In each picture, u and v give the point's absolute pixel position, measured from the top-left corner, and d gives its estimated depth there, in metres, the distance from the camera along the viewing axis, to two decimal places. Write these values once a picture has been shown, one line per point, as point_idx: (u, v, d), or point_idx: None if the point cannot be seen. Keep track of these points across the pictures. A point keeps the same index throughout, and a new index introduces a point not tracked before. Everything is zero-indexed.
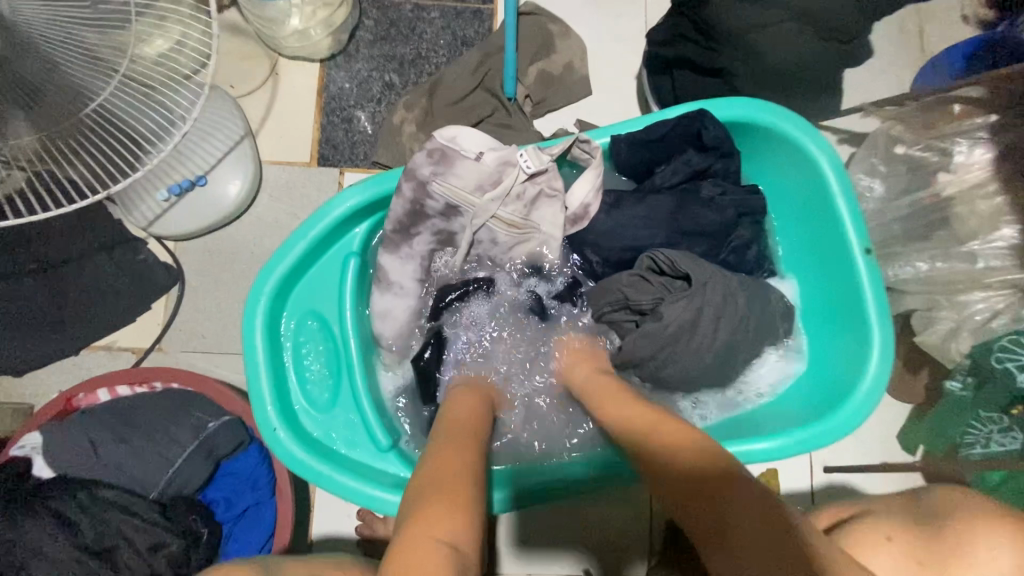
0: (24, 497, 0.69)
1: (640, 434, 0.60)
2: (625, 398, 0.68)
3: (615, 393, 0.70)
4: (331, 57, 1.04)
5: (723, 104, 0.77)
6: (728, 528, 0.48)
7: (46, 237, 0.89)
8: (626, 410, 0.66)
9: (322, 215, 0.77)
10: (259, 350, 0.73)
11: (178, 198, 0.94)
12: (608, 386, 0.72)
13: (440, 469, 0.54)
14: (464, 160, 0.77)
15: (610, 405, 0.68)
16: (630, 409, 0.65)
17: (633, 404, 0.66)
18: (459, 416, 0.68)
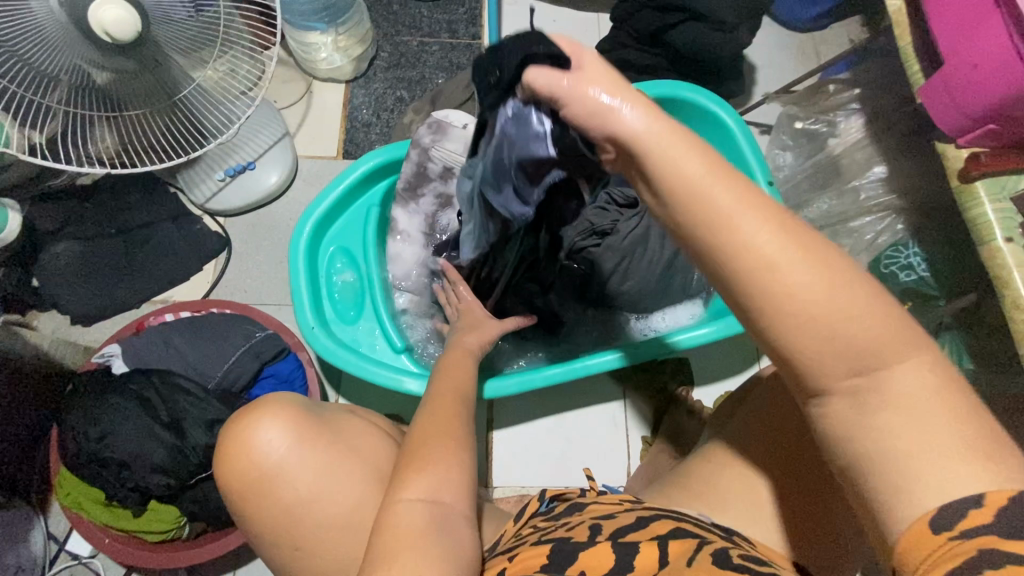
0: (108, 385, 0.85)
1: (780, 262, 0.39)
2: (694, 158, 0.40)
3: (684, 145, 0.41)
4: (354, 79, 1.32)
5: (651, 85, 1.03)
6: (893, 403, 0.40)
7: (124, 208, 1.11)
8: (753, 222, 0.39)
9: (349, 172, 0.99)
10: (301, 276, 0.93)
11: (232, 178, 1.16)
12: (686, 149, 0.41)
13: (425, 442, 0.63)
14: (455, 130, 1.00)
15: (707, 207, 0.40)
16: (766, 228, 0.39)
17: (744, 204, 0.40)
18: (455, 380, 0.75)
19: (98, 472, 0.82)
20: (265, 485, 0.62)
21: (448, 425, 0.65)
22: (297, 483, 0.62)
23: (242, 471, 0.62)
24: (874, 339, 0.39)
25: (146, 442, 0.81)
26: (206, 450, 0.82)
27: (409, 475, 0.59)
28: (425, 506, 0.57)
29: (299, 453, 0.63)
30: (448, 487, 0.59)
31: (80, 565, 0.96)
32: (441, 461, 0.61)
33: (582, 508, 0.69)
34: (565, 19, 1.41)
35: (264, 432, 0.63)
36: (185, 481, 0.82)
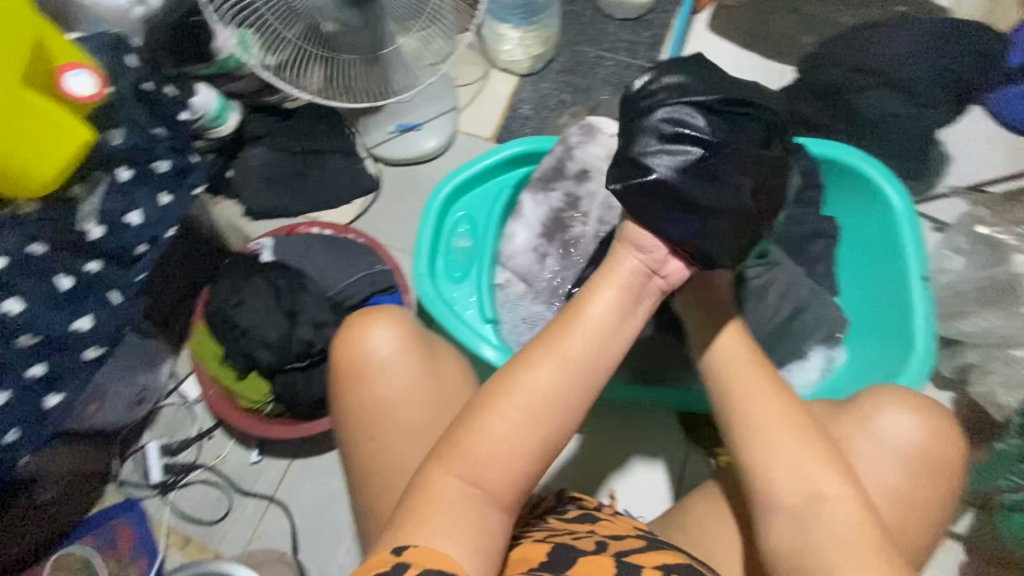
0: (253, 266, 1.01)
1: (741, 384, 0.62)
2: (725, 331, 0.66)
3: (720, 316, 0.68)
4: (528, 75, 1.42)
5: (819, 142, 0.97)
6: (834, 527, 0.55)
7: (310, 133, 1.29)
8: (749, 377, 0.62)
9: (496, 151, 1.07)
10: (427, 227, 1.03)
11: (399, 133, 1.32)
12: (717, 313, 0.69)
13: (503, 397, 0.59)
14: (604, 137, 1.03)
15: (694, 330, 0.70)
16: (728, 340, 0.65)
17: (750, 363, 0.63)
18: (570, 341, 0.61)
19: (225, 333, 0.98)
20: (363, 379, 0.71)
21: (535, 403, 0.58)
22: (391, 387, 0.71)
23: (349, 359, 0.72)
24: (816, 471, 0.57)
25: (265, 321, 0.95)
26: (307, 345, 0.95)
27: (459, 448, 0.57)
28: (464, 486, 0.56)
29: (401, 359, 0.72)
30: (496, 472, 0.57)
31: (184, 406, 1.14)
32: (502, 431, 0.58)
33: (594, 519, 0.69)
34: (747, 63, 1.38)
35: (370, 332, 0.72)
36: (283, 363, 0.95)
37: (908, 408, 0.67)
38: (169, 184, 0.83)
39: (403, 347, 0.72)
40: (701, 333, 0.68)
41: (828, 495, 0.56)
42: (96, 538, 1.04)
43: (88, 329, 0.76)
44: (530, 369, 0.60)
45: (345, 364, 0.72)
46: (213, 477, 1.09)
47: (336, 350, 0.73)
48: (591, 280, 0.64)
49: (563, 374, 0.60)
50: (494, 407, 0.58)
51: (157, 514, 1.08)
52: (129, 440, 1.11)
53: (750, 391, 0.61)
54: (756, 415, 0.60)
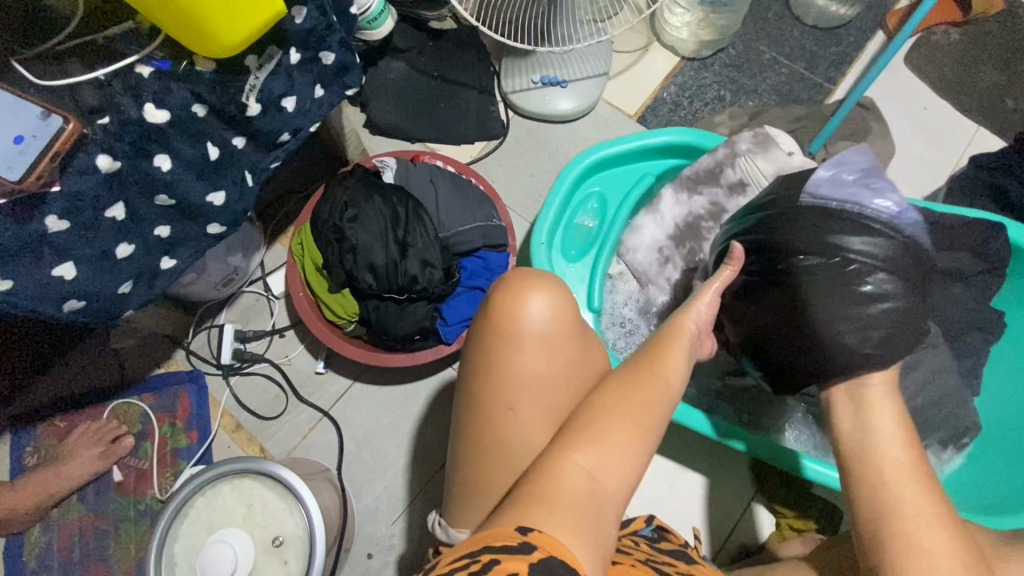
0: (374, 184, 0.97)
1: (904, 495, 0.59)
2: (897, 446, 0.62)
3: (891, 424, 0.63)
4: (690, 59, 1.30)
5: (1022, 229, 0.85)
6: None
7: (454, 62, 1.23)
8: (919, 505, 0.58)
9: (650, 135, 0.99)
10: (558, 196, 0.96)
11: (542, 86, 1.23)
12: (886, 419, 0.64)
13: (616, 401, 0.63)
14: (776, 152, 0.93)
15: (853, 419, 0.66)
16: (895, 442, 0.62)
17: (919, 486, 0.59)
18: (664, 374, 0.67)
19: (331, 242, 0.95)
20: (516, 347, 0.66)
21: (645, 416, 0.62)
22: (539, 356, 0.67)
23: (507, 312, 0.67)
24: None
25: (375, 244, 0.92)
26: (409, 280, 0.91)
27: (586, 443, 0.58)
28: (588, 480, 0.56)
29: (557, 333, 0.67)
30: (612, 473, 0.57)
31: (264, 298, 1.13)
32: (620, 433, 0.60)
33: (688, 559, 0.68)
34: (937, 111, 1.23)
35: (535, 298, 0.67)
36: (381, 291, 0.92)
37: None
38: (326, 78, 0.77)
39: (562, 328, 0.68)
40: (868, 436, 0.63)
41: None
42: (156, 398, 1.09)
43: (219, 204, 0.73)
44: (636, 385, 0.65)
45: (502, 325, 0.67)
46: (275, 375, 1.09)
47: (495, 305, 0.68)
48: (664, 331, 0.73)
49: (657, 393, 0.65)
50: (614, 416, 0.61)
51: (216, 393, 1.10)
52: (207, 315, 1.12)
53: (916, 517, 0.57)
54: (920, 545, 0.56)
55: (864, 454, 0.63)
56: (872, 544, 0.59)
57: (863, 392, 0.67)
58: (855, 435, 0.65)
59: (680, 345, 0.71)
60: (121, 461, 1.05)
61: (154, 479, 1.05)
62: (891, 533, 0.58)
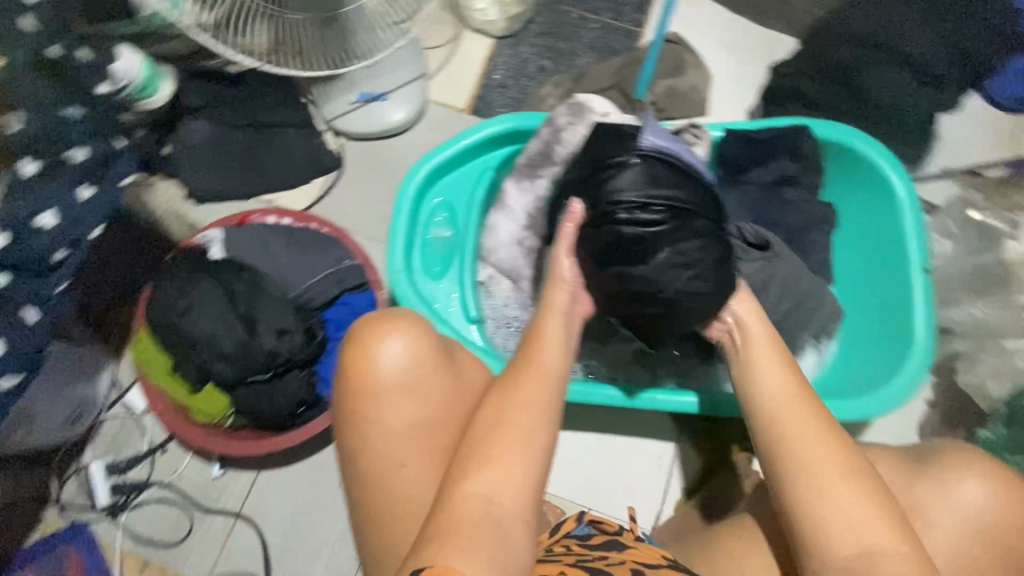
0: (202, 264, 0.88)
1: (798, 430, 0.60)
2: (778, 378, 0.64)
3: (768, 359, 0.66)
4: (504, 37, 1.29)
5: (822, 125, 0.93)
6: None
7: (259, 103, 1.13)
8: (804, 423, 0.60)
9: (477, 131, 0.97)
10: (403, 217, 0.92)
11: (362, 104, 1.18)
12: (769, 354, 0.67)
13: (501, 409, 0.60)
14: (594, 116, 0.94)
15: (743, 364, 0.68)
16: (773, 373, 0.65)
17: (802, 407, 0.62)
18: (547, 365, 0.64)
19: (173, 342, 0.86)
20: (383, 404, 0.60)
21: (533, 412, 0.59)
22: (406, 400, 0.60)
23: (356, 367, 0.60)
24: (870, 522, 0.55)
25: (218, 329, 0.84)
26: (269, 355, 0.84)
27: (478, 465, 0.55)
28: (485, 504, 0.53)
29: (418, 370, 0.61)
30: (510, 488, 0.55)
31: (130, 418, 1.02)
32: (508, 441, 0.57)
33: (622, 546, 0.66)
34: (738, 28, 1.29)
35: (389, 343, 0.60)
36: (243, 378, 0.85)
37: (980, 475, 0.62)
38: (91, 175, 0.81)
39: (427, 369, 0.61)
40: (751, 374, 0.66)
41: (883, 549, 0.54)
42: (39, 569, 0.95)
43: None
44: (519, 382, 0.62)
45: (356, 378, 0.60)
46: (170, 495, 0.99)
47: (349, 363, 0.61)
48: (540, 315, 0.70)
49: (542, 384, 0.62)
50: (502, 428, 0.58)
51: (108, 537, 0.98)
52: (70, 457, 0.99)
53: (801, 433, 0.60)
54: (810, 468, 0.58)
55: (752, 395, 0.65)
56: (775, 469, 0.60)
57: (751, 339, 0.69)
58: (746, 380, 0.66)
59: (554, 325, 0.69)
60: None
61: None
62: (794, 467, 0.59)
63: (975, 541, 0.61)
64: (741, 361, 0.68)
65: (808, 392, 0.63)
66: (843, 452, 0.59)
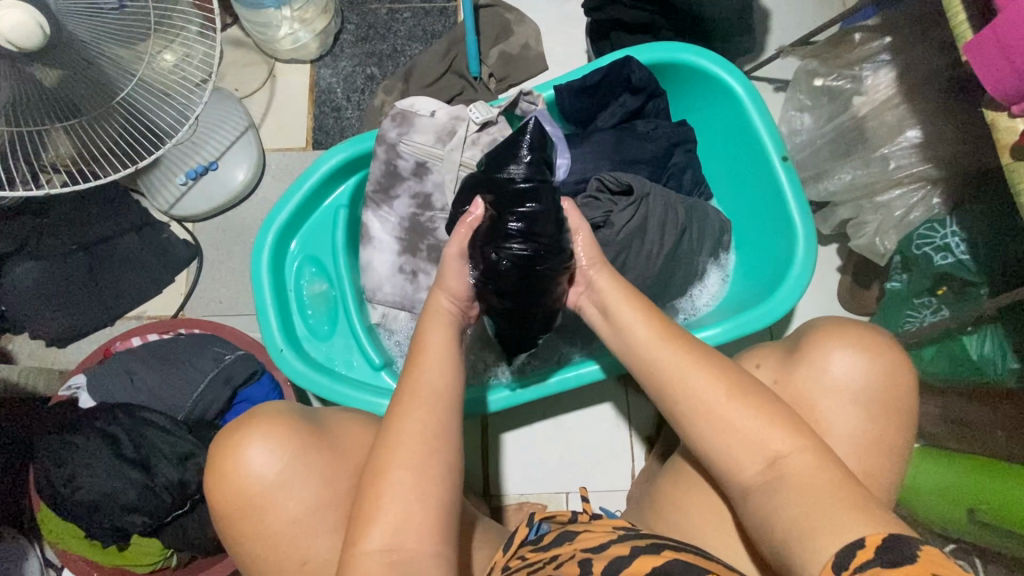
0: (75, 421, 0.81)
1: (685, 370, 0.62)
2: (638, 323, 0.67)
3: (623, 307, 0.69)
4: (320, 58, 1.20)
5: (643, 49, 0.90)
6: (797, 483, 0.54)
7: (83, 222, 1.04)
8: (671, 358, 0.63)
9: (306, 177, 0.91)
10: (265, 292, 0.86)
11: (195, 181, 1.08)
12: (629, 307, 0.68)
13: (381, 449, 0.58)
14: (423, 119, 0.90)
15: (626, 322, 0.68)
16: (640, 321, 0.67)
17: (665, 346, 0.64)
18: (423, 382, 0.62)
19: (72, 512, 0.79)
20: (262, 507, 0.61)
21: (421, 445, 0.57)
22: (286, 494, 0.61)
23: (229, 487, 0.62)
24: (763, 431, 0.57)
25: (113, 482, 0.77)
26: (179, 485, 0.79)
27: (366, 522, 0.55)
28: (385, 556, 0.53)
29: (284, 463, 0.62)
30: (409, 529, 0.55)
31: None
32: (402, 482, 0.56)
33: (573, 535, 0.64)
34: None
35: (245, 454, 0.62)
36: (161, 519, 0.79)
37: (859, 347, 0.65)
38: None
39: (292, 459, 0.62)
40: (623, 316, 0.69)
41: (783, 452, 0.56)
42: None
43: None
44: (404, 417, 0.59)
45: (234, 496, 0.61)
46: None
47: (214, 486, 0.62)
48: (425, 328, 0.68)
49: (429, 411, 0.60)
50: (386, 472, 0.56)
51: None
52: None
53: (677, 370, 0.62)
54: (706, 405, 0.60)
55: (641, 350, 0.66)
56: (666, 409, 0.63)
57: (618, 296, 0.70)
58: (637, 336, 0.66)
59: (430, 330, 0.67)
60: None
61: None
62: (696, 410, 0.61)
63: (861, 409, 0.63)
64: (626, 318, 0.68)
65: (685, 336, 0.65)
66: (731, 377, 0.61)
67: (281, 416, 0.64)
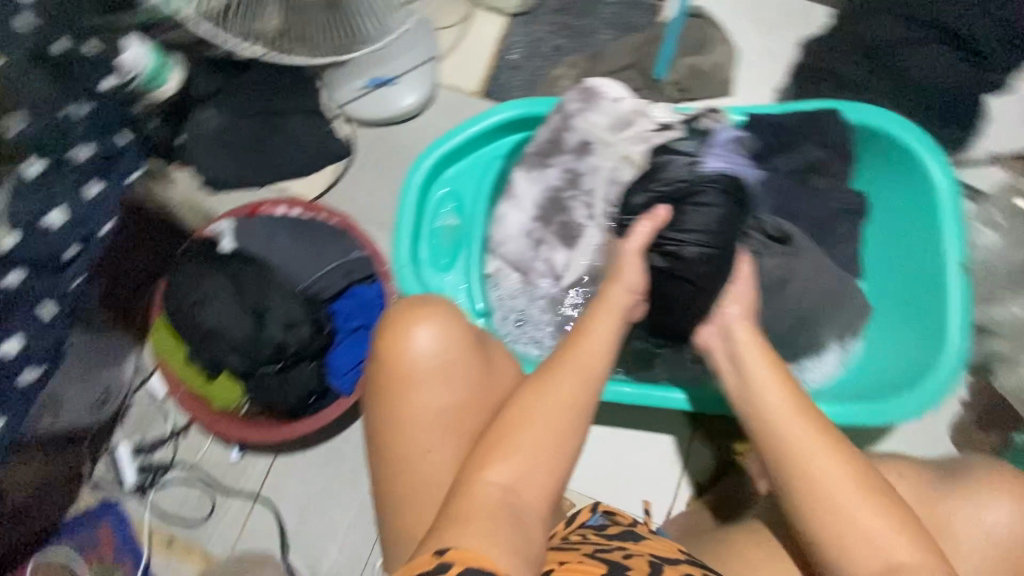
0: (214, 257, 0.90)
1: (808, 445, 0.57)
2: (776, 390, 0.60)
3: (764, 371, 0.61)
4: (517, 15, 1.23)
5: (858, 107, 0.86)
6: None
7: (269, 91, 1.13)
8: (801, 435, 0.57)
9: (483, 117, 0.94)
10: (409, 210, 0.90)
11: (372, 90, 1.16)
12: (755, 353, 0.63)
13: (532, 397, 0.57)
14: (606, 102, 0.91)
15: (743, 362, 0.63)
16: (769, 377, 0.61)
17: (805, 425, 0.58)
18: (589, 350, 0.60)
19: (188, 334, 0.88)
20: (409, 388, 0.61)
21: (567, 408, 0.56)
22: (434, 387, 0.61)
23: (389, 358, 0.62)
24: (894, 541, 0.54)
25: (230, 321, 0.86)
26: (279, 347, 0.86)
27: (497, 451, 0.54)
28: (504, 492, 0.51)
29: (446, 356, 0.62)
30: (532, 481, 0.53)
31: (152, 403, 1.06)
32: (537, 433, 0.55)
33: (637, 537, 0.64)
34: None
35: (417, 333, 0.62)
36: (255, 368, 0.87)
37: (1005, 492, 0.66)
38: (98, 172, 0.75)
39: (456, 357, 0.62)
40: (742, 372, 0.63)
41: (906, 565, 0.53)
42: (74, 543, 1.01)
43: (19, 349, 0.68)
44: (562, 373, 0.58)
45: (391, 366, 0.62)
46: (192, 477, 1.04)
47: (379, 348, 0.63)
48: (603, 293, 0.65)
49: (581, 380, 0.58)
50: (531, 417, 0.55)
51: (138, 516, 1.03)
52: (97, 440, 1.04)
53: (814, 451, 0.57)
54: (825, 489, 0.55)
55: (754, 407, 0.61)
56: (783, 482, 0.57)
57: (740, 340, 0.65)
58: (749, 391, 0.61)
59: (617, 299, 0.64)
60: None
61: None
62: (808, 490, 0.56)
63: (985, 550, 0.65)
64: (740, 364, 0.64)
65: (814, 410, 0.59)
66: (858, 473, 0.56)
67: (457, 312, 0.64)
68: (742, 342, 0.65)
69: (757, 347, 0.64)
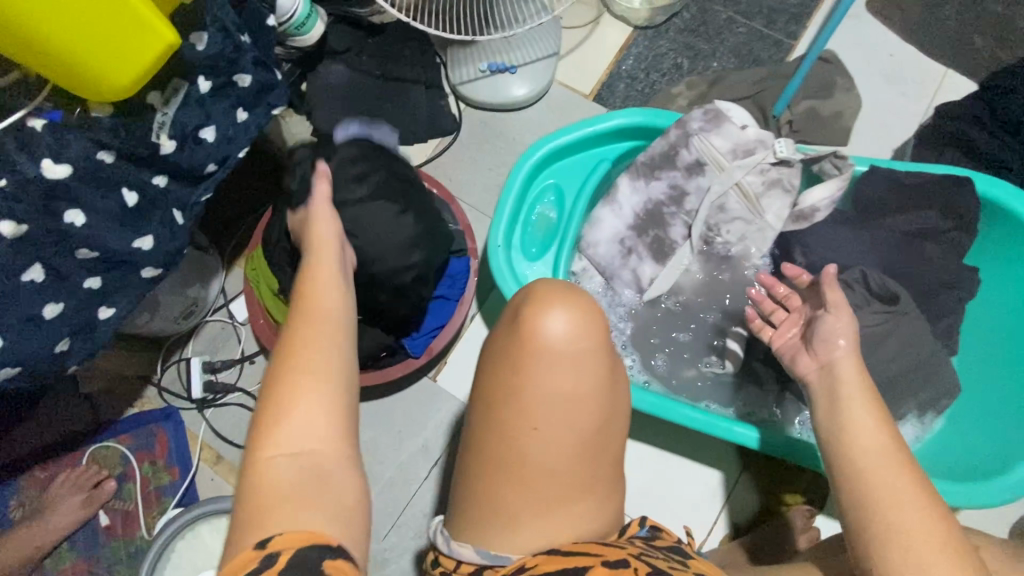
0: None
1: (900, 493, 0.57)
2: (872, 432, 0.62)
3: (862, 408, 0.63)
4: (643, 28, 1.24)
5: (996, 185, 0.84)
6: None
7: (395, 57, 1.17)
8: (897, 487, 0.57)
9: (602, 119, 0.95)
10: (514, 192, 0.93)
11: (490, 74, 1.18)
12: (862, 396, 0.65)
13: (291, 354, 0.52)
14: (730, 127, 0.91)
15: (848, 405, 0.65)
16: (875, 423, 0.62)
17: (902, 467, 0.59)
18: (317, 301, 0.56)
19: (283, 267, 0.92)
20: (539, 367, 0.61)
21: (323, 355, 0.52)
22: (564, 370, 0.61)
23: (526, 333, 0.62)
24: None
25: None
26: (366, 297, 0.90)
27: (274, 425, 0.49)
28: (294, 460, 0.48)
29: (577, 340, 0.61)
30: (315, 434, 0.49)
31: (229, 325, 1.11)
32: (309, 395, 0.50)
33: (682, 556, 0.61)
34: (904, 57, 1.17)
35: (554, 315, 0.62)
36: None
37: None
38: (248, 101, 0.74)
39: (587, 344, 0.62)
40: (840, 414, 0.64)
41: None
42: (133, 439, 1.06)
43: (149, 249, 0.69)
44: (301, 335, 0.53)
45: (523, 340, 0.62)
46: (250, 403, 1.08)
47: (517, 323, 0.63)
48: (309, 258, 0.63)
49: (322, 325, 0.54)
50: (297, 380, 0.51)
51: (193, 427, 1.08)
52: (173, 348, 1.10)
53: (901, 500, 0.56)
54: (910, 539, 0.55)
55: (850, 449, 0.62)
56: (865, 526, 0.57)
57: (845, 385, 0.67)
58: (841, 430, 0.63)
59: (325, 282, 0.59)
60: (105, 505, 1.04)
61: (140, 519, 1.04)
62: (890, 537, 0.55)
63: None
64: (842, 405, 0.65)
65: (913, 464, 0.59)
66: (947, 533, 0.55)
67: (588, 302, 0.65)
68: (844, 382, 0.67)
69: (867, 394, 0.65)
